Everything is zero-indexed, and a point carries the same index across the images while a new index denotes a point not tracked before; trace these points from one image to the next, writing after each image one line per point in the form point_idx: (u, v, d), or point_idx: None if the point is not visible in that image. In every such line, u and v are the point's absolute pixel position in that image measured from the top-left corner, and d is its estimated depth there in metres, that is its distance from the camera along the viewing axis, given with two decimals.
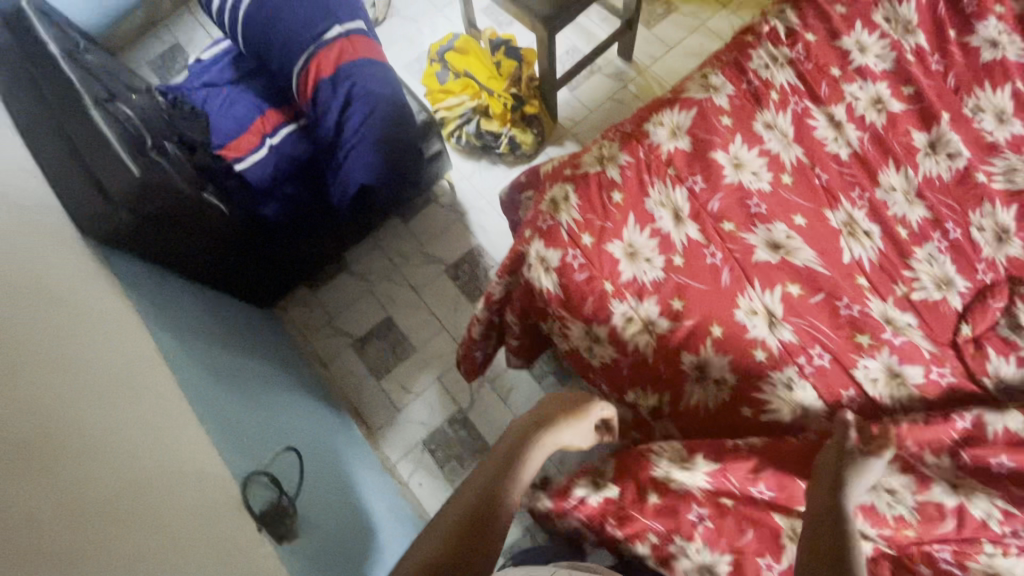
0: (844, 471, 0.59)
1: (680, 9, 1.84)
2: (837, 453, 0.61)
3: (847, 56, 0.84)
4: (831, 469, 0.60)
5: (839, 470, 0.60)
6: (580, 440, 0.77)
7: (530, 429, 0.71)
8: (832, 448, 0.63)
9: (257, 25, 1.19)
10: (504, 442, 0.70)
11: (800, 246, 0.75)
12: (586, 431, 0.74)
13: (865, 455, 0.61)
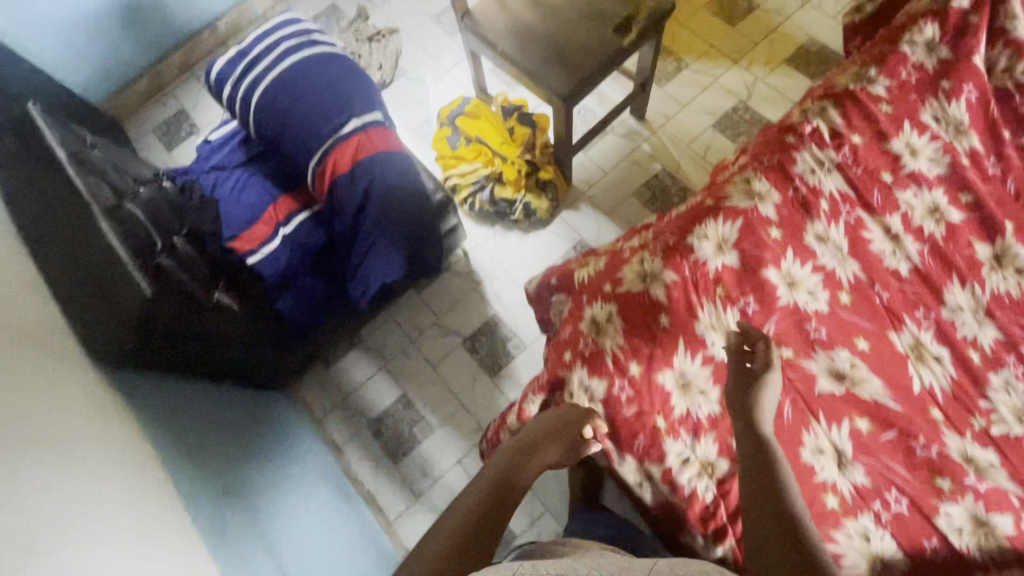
0: (748, 397, 0.67)
1: (692, 65, 1.82)
2: (738, 382, 0.68)
3: (898, 158, 0.80)
4: (739, 398, 0.68)
5: (744, 397, 0.67)
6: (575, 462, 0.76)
7: (520, 452, 0.74)
8: (736, 383, 0.69)
9: (271, 114, 1.16)
10: (501, 460, 0.74)
11: (866, 377, 0.70)
12: (574, 446, 0.73)
13: (763, 371, 0.68)
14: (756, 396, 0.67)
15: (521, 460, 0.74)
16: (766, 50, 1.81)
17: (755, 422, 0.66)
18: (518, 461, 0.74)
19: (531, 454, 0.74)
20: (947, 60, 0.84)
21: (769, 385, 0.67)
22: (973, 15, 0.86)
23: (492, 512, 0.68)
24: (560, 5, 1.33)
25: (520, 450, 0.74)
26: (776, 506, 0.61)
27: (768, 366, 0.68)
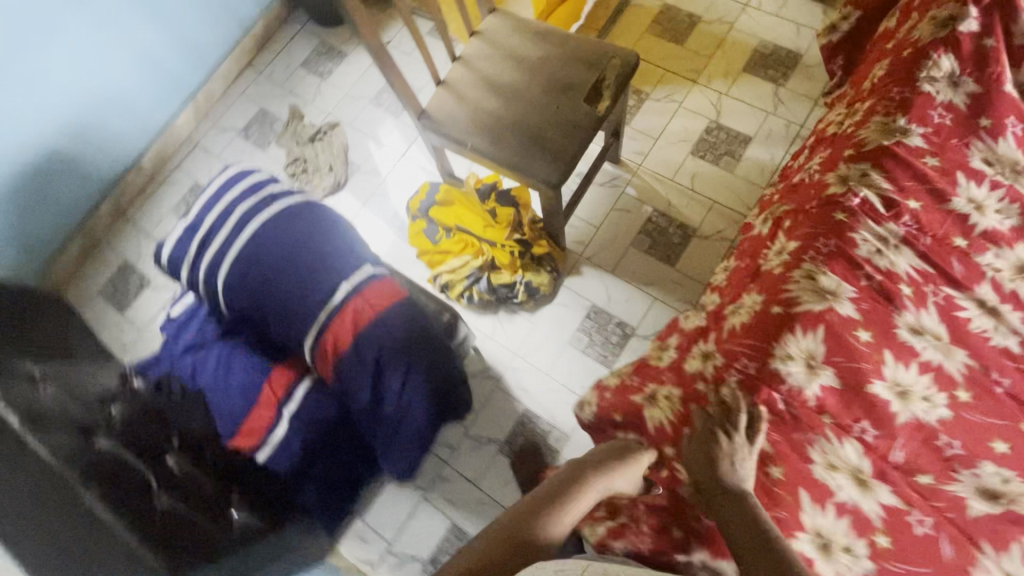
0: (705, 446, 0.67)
1: (652, 95, 1.75)
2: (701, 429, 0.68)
3: (965, 217, 0.73)
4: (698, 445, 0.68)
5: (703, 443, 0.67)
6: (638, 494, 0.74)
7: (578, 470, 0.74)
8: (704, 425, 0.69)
9: (244, 289, 1.04)
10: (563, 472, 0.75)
11: (1019, 488, 0.63)
12: (634, 474, 0.73)
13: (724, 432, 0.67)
14: (710, 447, 0.66)
15: (575, 479, 0.72)
16: (721, 62, 1.76)
17: (714, 470, 0.65)
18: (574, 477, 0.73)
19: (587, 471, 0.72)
20: (977, 94, 0.78)
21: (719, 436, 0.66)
22: (987, 40, 0.80)
23: (535, 525, 0.67)
24: (521, 82, 1.22)
25: (576, 470, 0.74)
26: (765, 548, 0.60)
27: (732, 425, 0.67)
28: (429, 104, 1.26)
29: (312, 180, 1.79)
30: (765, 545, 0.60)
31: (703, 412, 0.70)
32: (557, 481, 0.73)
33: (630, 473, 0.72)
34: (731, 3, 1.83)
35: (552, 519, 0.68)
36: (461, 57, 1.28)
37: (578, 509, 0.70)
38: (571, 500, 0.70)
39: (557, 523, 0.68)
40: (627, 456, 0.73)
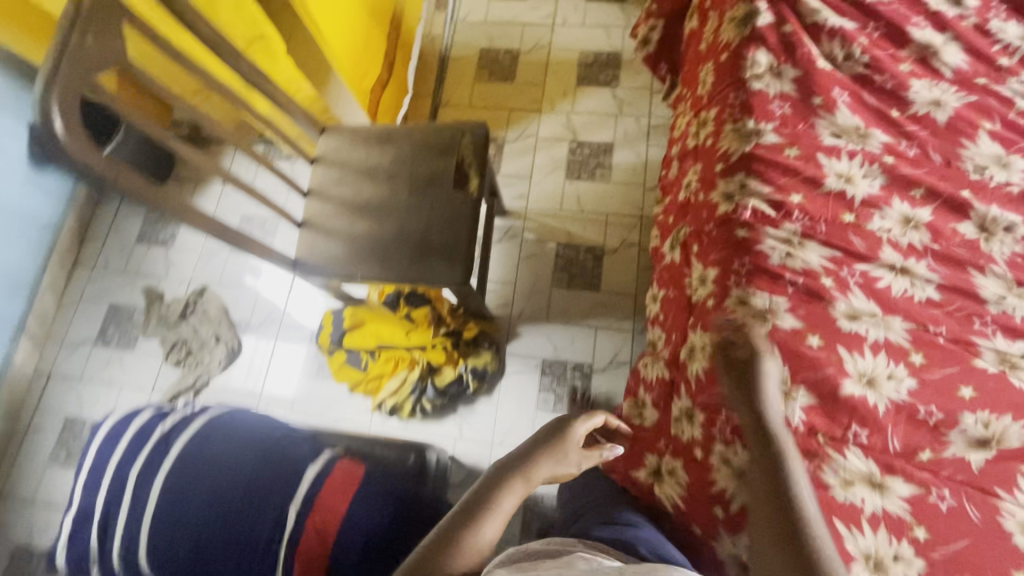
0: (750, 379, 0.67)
1: (508, 136, 1.77)
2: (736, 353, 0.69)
3: (842, 193, 0.77)
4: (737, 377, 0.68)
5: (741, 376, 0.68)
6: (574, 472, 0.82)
7: (512, 460, 0.77)
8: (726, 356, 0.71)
9: (176, 554, 0.86)
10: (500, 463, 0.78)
11: (1001, 425, 0.66)
12: (571, 448, 0.80)
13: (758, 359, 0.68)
14: (755, 385, 0.67)
15: (512, 466, 0.77)
16: (556, 84, 1.81)
17: (754, 406, 0.66)
18: (506, 470, 0.76)
19: (526, 460, 0.77)
20: (799, 77, 0.83)
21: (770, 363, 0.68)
22: (785, 26, 0.86)
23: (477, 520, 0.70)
24: (385, 193, 1.16)
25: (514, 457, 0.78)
26: (779, 497, 0.61)
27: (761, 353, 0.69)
28: (299, 250, 1.16)
29: (204, 359, 1.60)
30: (781, 497, 0.61)
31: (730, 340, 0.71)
32: (487, 477, 0.76)
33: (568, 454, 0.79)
34: (539, 26, 1.89)
35: (492, 514, 0.71)
36: (311, 191, 1.20)
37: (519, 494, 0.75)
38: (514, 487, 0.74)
39: (499, 512, 0.72)
40: (563, 438, 0.80)
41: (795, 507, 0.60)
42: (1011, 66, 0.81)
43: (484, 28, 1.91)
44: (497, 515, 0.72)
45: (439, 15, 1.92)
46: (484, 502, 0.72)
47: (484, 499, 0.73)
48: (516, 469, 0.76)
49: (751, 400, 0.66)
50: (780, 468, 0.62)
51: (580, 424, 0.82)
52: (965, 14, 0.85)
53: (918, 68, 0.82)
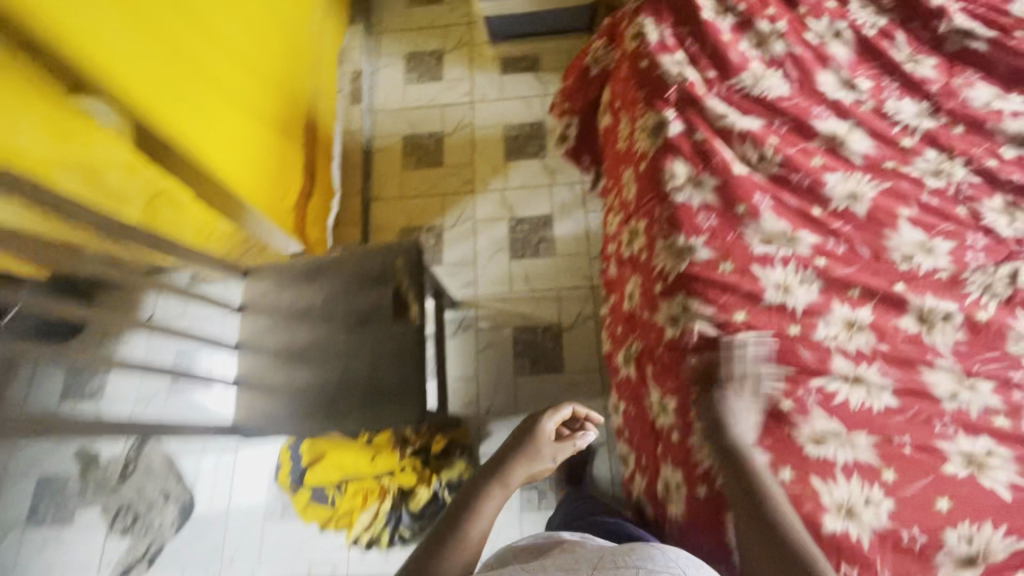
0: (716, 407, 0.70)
1: (445, 223, 1.73)
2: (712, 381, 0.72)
3: (782, 304, 0.75)
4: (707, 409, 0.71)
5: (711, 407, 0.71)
6: (552, 464, 0.97)
7: (497, 460, 0.91)
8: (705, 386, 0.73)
9: None
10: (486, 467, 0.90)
11: (983, 536, 0.64)
12: (545, 442, 0.95)
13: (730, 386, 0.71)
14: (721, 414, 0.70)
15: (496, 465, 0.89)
16: (484, 162, 1.80)
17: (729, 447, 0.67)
18: (491, 471, 0.88)
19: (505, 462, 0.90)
20: (719, 186, 0.82)
21: (733, 397, 0.70)
22: (696, 134, 0.86)
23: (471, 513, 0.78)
24: (322, 336, 1.10)
25: (499, 458, 0.91)
26: (755, 510, 0.62)
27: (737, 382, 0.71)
28: (236, 415, 1.08)
29: (153, 522, 1.44)
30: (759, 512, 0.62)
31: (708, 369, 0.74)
32: (475, 479, 0.86)
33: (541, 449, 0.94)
34: (458, 106, 1.88)
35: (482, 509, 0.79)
36: (240, 343, 1.11)
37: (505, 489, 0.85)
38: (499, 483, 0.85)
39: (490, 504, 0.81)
40: (535, 435, 0.96)
41: (785, 524, 0.61)
42: (914, 146, 0.83)
43: (404, 114, 1.88)
44: (490, 506, 0.81)
45: (355, 108, 1.88)
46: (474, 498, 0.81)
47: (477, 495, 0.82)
48: (502, 467, 0.89)
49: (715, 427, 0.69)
50: (756, 481, 0.64)
51: (547, 420, 0.99)
52: (861, 99, 0.87)
53: (830, 160, 0.83)
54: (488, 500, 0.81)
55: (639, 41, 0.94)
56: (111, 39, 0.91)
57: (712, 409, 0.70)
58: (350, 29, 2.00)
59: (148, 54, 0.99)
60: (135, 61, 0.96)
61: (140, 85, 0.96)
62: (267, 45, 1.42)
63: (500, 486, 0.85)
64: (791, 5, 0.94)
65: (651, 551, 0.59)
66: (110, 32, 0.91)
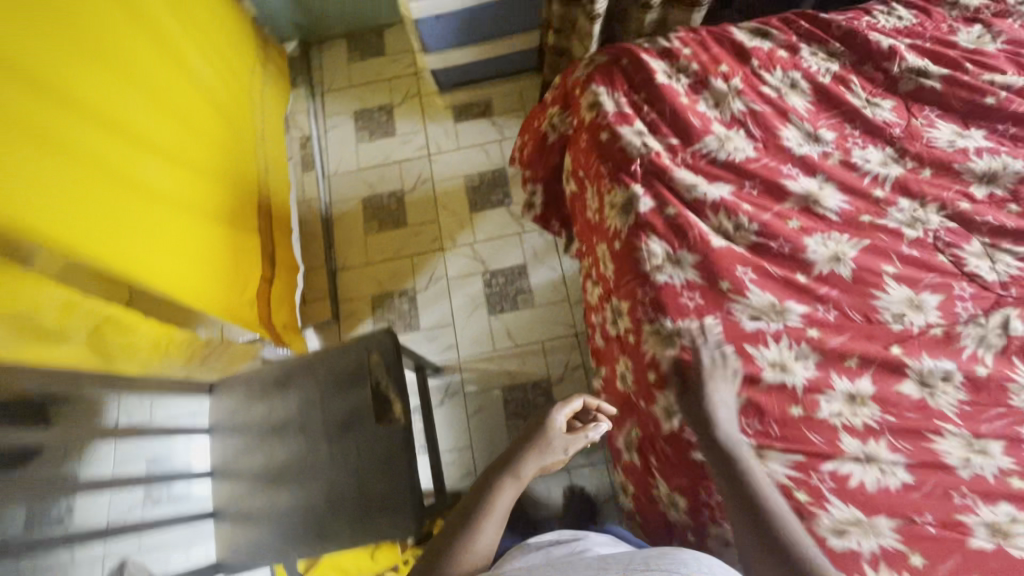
0: (700, 395, 0.71)
1: (417, 285, 1.67)
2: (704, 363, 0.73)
3: (782, 384, 0.72)
4: (693, 401, 0.72)
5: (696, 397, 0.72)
6: (565, 456, 0.87)
7: (506, 456, 0.85)
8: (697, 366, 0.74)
9: None
10: (494, 464, 0.84)
11: None
12: (555, 435, 0.85)
13: (716, 373, 0.73)
14: (705, 406, 0.71)
15: (502, 463, 0.83)
16: (449, 216, 1.74)
17: (714, 434, 0.69)
18: (499, 470, 0.82)
19: (511, 464, 0.83)
20: (699, 262, 0.80)
21: (715, 384, 0.72)
22: (668, 208, 0.82)
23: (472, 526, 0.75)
24: (302, 450, 1.02)
25: (508, 452, 0.85)
26: (746, 503, 0.64)
27: (724, 368, 0.73)
28: (219, 550, 1.00)
29: None
30: (750, 502, 0.64)
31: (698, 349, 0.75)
32: (481, 482, 0.82)
33: (551, 444, 0.84)
34: (416, 160, 1.82)
35: (483, 524, 0.75)
36: (216, 470, 1.04)
37: (510, 493, 0.80)
38: (503, 487, 0.80)
39: (494, 513, 0.77)
40: (545, 429, 0.86)
41: (773, 518, 0.63)
42: (887, 197, 0.82)
43: (360, 176, 1.82)
44: (498, 510, 0.78)
45: (309, 175, 1.81)
46: (477, 508, 0.77)
47: (480, 502, 0.78)
48: (510, 463, 0.83)
49: (699, 418, 0.70)
50: (745, 473, 0.66)
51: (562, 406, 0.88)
52: (827, 151, 0.86)
53: (807, 221, 0.81)
54: (495, 501, 0.78)
55: (595, 112, 0.91)
56: (35, 174, 0.86)
57: (697, 398, 0.71)
58: (293, 92, 1.92)
59: (80, 181, 0.94)
60: (60, 197, 0.89)
61: (67, 221, 0.90)
62: (208, 138, 1.36)
63: (509, 484, 0.80)
64: (744, 59, 0.92)
65: (683, 556, 0.59)
66: (30, 172, 0.85)
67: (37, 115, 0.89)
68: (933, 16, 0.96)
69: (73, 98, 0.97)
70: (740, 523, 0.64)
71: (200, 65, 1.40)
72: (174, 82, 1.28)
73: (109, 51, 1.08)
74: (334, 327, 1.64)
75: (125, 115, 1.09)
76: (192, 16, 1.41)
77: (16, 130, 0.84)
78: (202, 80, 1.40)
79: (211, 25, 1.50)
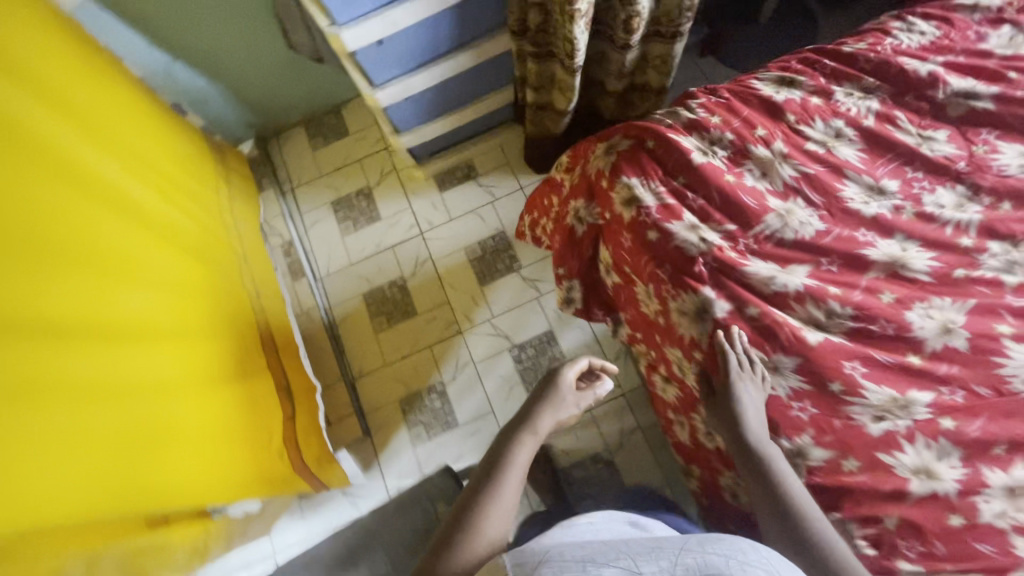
0: (732, 402, 0.70)
1: (444, 376, 1.56)
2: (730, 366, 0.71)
3: (933, 494, 0.65)
4: (724, 405, 0.71)
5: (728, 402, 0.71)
6: (575, 411, 0.93)
7: (520, 413, 0.88)
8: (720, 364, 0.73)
9: None
10: (509, 425, 0.86)
11: None
12: (566, 393, 0.90)
13: (744, 373, 0.71)
14: (735, 410, 0.70)
15: (519, 421, 0.86)
16: (459, 294, 1.63)
17: (744, 433, 0.70)
18: (514, 428, 0.85)
19: (527, 421, 0.85)
20: (800, 365, 0.71)
21: (744, 387, 0.70)
22: (749, 309, 0.74)
23: (492, 487, 0.75)
24: None
25: (524, 410, 0.88)
26: (771, 492, 0.66)
27: (748, 367, 0.71)
28: None
29: None
30: (772, 491, 0.66)
31: (721, 352, 0.73)
32: (500, 440, 0.83)
33: (564, 399, 0.89)
34: (409, 242, 1.71)
35: (503, 480, 0.76)
36: None
37: (528, 450, 0.82)
38: (521, 444, 0.82)
39: (512, 473, 0.78)
40: (558, 384, 0.90)
41: (802, 515, 0.64)
42: (975, 244, 0.75)
43: (356, 271, 1.69)
44: (518, 464, 0.80)
45: (300, 282, 1.68)
46: (496, 467, 0.78)
47: (500, 460, 0.79)
48: (526, 419, 0.86)
49: (732, 422, 0.70)
50: (778, 477, 0.67)
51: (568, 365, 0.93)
52: (897, 204, 0.78)
53: (902, 291, 0.74)
54: (517, 454, 0.81)
55: (635, 209, 0.82)
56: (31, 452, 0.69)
57: (728, 406, 0.71)
58: (262, 197, 1.79)
59: (78, 422, 0.78)
60: (77, 454, 0.76)
61: (83, 480, 0.76)
62: (195, 289, 1.21)
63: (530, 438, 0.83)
64: (778, 115, 0.84)
65: (741, 543, 0.58)
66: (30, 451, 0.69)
67: (25, 359, 0.74)
68: (956, 24, 0.90)
69: (50, 320, 0.81)
70: (767, 515, 0.67)
71: (166, 210, 1.24)
72: (146, 243, 1.12)
73: (76, 241, 0.93)
74: (369, 443, 1.51)
75: (101, 309, 0.92)
76: (145, 157, 1.25)
77: (12, 396, 0.69)
78: (173, 226, 1.24)
79: (164, 159, 1.34)
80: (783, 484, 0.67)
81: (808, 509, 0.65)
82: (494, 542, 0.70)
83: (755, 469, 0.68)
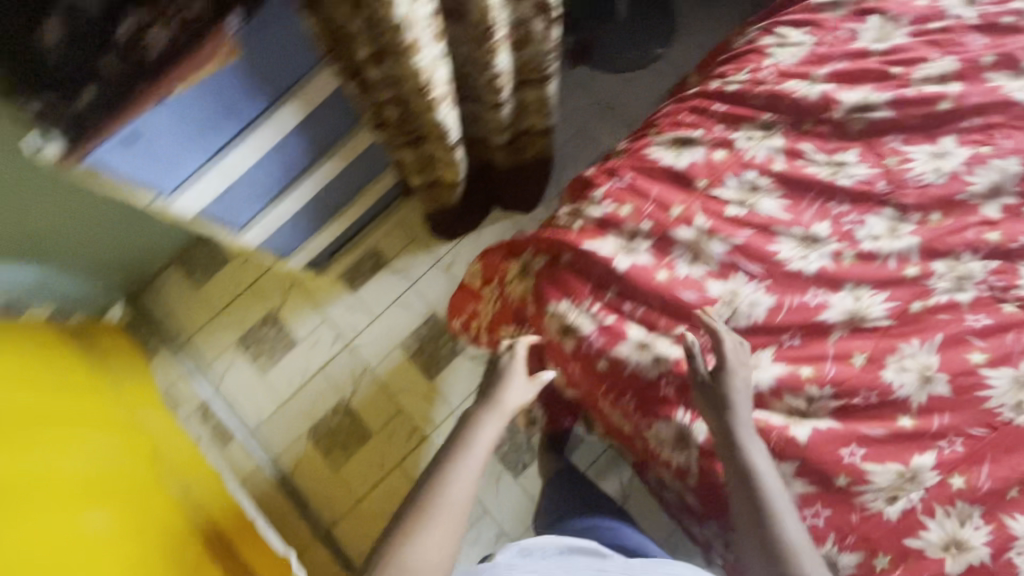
0: (725, 387, 0.64)
1: None
2: (723, 347, 0.66)
3: (970, 566, 0.62)
4: (716, 391, 0.65)
5: (720, 390, 0.64)
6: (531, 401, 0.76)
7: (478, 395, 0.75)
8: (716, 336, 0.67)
9: None
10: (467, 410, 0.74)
11: None
12: (519, 381, 0.74)
13: (737, 357, 0.66)
14: (725, 398, 0.64)
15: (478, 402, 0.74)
16: (410, 397, 1.50)
17: (732, 427, 0.64)
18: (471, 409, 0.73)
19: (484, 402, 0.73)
20: (800, 469, 0.66)
21: (737, 377, 0.65)
22: None
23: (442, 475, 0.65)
24: None
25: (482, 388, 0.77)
26: (743, 483, 0.62)
27: (739, 345, 0.67)
28: None
29: None
30: (743, 481, 0.62)
31: (712, 326, 0.67)
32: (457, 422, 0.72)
33: (520, 380, 0.75)
34: (337, 358, 1.54)
35: (456, 467, 0.66)
36: None
37: (483, 437, 0.70)
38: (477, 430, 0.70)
39: (467, 460, 0.67)
40: (512, 362, 0.76)
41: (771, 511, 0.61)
42: (921, 270, 0.71)
43: (291, 408, 1.51)
44: (474, 450, 0.68)
45: (234, 444, 1.50)
46: (454, 450, 0.68)
47: (454, 443, 0.69)
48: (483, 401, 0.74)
49: (719, 411, 0.64)
50: (754, 470, 0.62)
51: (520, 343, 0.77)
52: (835, 250, 0.73)
53: (871, 347, 0.68)
54: (474, 439, 0.69)
55: (575, 339, 0.73)
56: None
57: (720, 392, 0.64)
58: (156, 363, 1.56)
59: None
60: None
61: None
62: (135, 533, 1.03)
63: (492, 416, 0.71)
64: (686, 183, 0.77)
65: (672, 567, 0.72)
66: None
67: None
68: (826, 25, 0.85)
69: None
70: (739, 506, 0.63)
71: (59, 461, 1.03)
72: (53, 520, 0.94)
73: None
74: None
75: None
76: (18, 410, 1.03)
77: None
78: (79, 474, 1.05)
79: (40, 393, 1.12)
80: (757, 478, 0.62)
81: (776, 501, 0.62)
82: (443, 542, 0.61)
83: (733, 461, 0.63)
